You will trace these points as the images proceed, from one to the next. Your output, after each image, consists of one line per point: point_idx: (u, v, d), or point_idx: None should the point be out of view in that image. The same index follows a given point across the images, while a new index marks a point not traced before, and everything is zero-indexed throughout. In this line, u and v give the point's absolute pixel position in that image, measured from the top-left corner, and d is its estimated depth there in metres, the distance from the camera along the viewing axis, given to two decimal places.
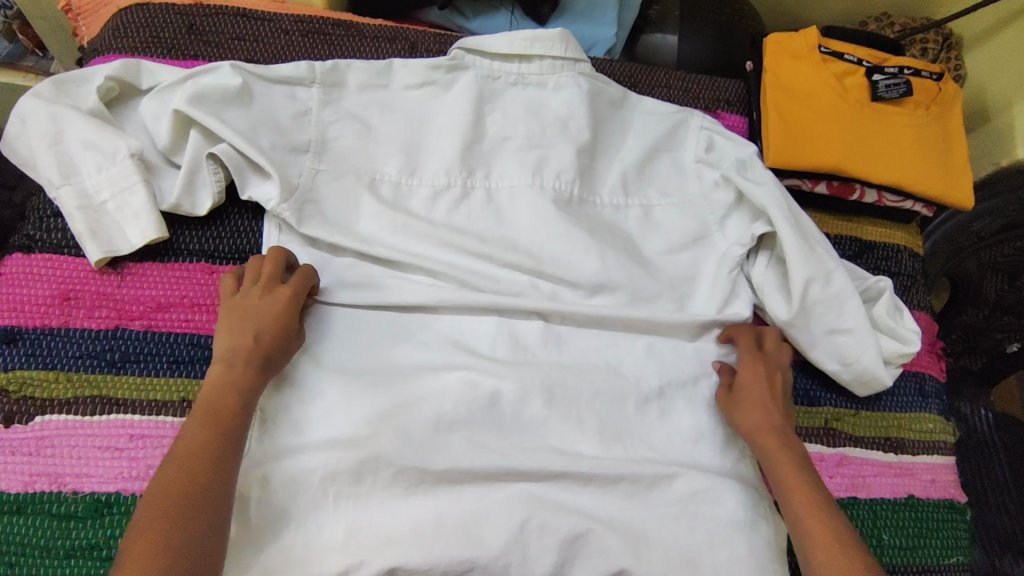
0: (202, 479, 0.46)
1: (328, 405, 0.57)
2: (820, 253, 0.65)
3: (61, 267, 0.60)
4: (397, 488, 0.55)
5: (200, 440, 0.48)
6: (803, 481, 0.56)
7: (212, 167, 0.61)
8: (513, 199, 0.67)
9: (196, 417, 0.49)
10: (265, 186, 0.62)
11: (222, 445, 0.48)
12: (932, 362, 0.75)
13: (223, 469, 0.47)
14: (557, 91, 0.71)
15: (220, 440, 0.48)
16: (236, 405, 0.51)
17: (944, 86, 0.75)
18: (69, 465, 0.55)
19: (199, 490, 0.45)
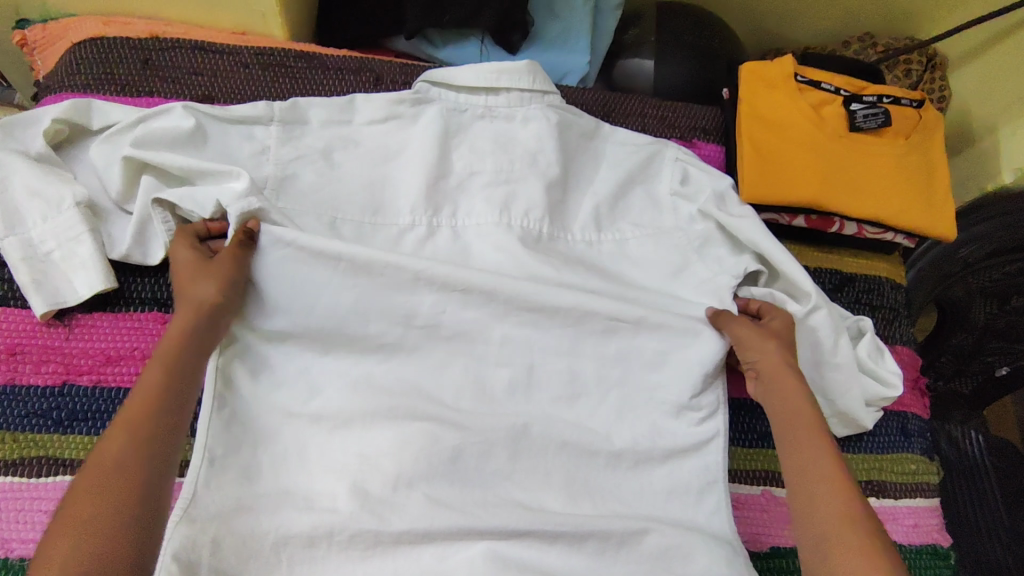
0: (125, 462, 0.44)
1: (286, 459, 0.56)
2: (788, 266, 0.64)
3: (7, 320, 0.57)
4: (354, 552, 0.52)
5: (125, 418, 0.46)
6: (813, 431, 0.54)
7: (155, 205, 0.58)
8: (480, 238, 0.65)
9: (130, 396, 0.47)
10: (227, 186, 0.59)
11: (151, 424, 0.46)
12: (915, 399, 0.72)
13: (153, 449, 0.45)
14: (525, 124, 0.69)
15: (144, 418, 0.46)
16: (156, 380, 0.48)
17: (924, 114, 0.73)
18: (14, 531, 0.53)
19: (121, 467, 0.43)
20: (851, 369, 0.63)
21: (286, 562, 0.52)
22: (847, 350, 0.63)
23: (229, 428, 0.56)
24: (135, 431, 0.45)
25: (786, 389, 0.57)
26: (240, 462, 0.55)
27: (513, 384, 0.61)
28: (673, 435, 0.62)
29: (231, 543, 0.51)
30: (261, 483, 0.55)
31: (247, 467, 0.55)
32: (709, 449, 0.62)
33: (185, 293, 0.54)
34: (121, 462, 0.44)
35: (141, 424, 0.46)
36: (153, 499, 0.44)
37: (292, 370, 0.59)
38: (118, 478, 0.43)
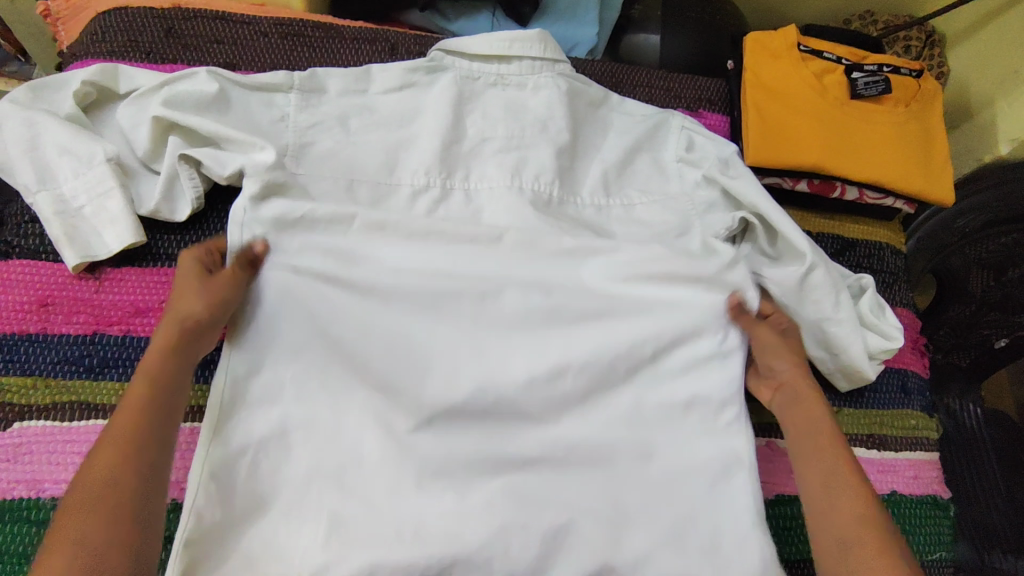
0: (109, 490, 0.45)
1: (300, 409, 0.56)
2: (785, 227, 0.65)
3: (38, 272, 0.59)
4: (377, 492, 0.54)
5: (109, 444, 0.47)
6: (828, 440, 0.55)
7: (182, 159, 0.61)
8: (493, 199, 0.67)
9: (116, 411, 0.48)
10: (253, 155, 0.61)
11: (133, 450, 0.47)
12: (915, 359, 0.74)
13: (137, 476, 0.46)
14: (537, 92, 0.71)
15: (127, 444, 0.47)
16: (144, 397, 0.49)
17: (923, 84, 0.75)
18: (47, 471, 0.55)
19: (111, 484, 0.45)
20: (856, 324, 0.65)
21: (310, 502, 0.53)
22: (849, 308, 0.65)
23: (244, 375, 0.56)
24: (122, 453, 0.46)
25: (807, 411, 0.57)
26: (258, 408, 0.56)
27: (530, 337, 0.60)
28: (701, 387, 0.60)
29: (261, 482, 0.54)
30: (281, 432, 0.55)
31: (263, 415, 0.56)
32: None
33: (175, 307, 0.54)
34: (108, 484, 0.45)
35: (127, 447, 0.47)
36: (143, 517, 0.45)
37: (298, 325, 0.57)
38: (107, 505, 0.44)
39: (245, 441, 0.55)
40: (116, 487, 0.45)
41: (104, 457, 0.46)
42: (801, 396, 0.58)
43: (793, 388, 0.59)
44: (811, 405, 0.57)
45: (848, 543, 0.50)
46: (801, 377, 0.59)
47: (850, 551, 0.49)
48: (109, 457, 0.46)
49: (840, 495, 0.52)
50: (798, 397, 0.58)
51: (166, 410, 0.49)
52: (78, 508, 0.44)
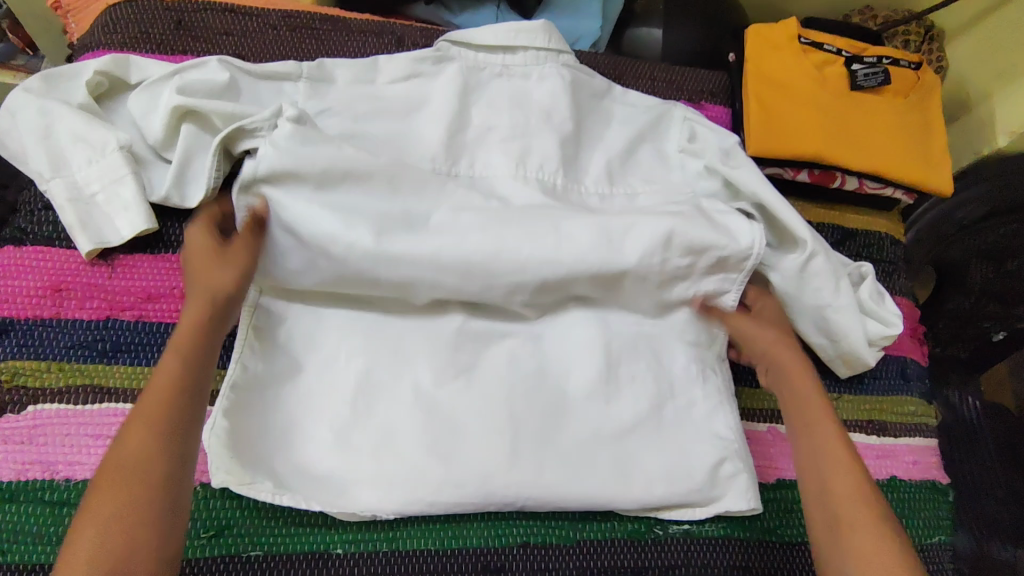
0: (157, 448, 0.45)
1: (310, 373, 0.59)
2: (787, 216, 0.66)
3: (53, 259, 0.60)
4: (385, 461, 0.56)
5: (153, 407, 0.46)
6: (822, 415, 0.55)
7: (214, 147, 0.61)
8: (497, 187, 0.67)
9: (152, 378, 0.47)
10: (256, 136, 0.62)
11: (176, 408, 0.46)
12: (914, 347, 0.75)
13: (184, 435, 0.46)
14: (541, 82, 0.72)
15: (172, 404, 0.46)
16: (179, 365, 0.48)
17: (922, 75, 0.76)
18: (62, 453, 0.55)
19: (151, 457, 0.44)
20: (857, 310, 0.66)
21: (325, 466, 0.56)
22: (848, 294, 0.66)
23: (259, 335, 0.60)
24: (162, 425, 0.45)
25: (792, 373, 0.57)
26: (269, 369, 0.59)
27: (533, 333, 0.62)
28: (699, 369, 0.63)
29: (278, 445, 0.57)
30: (297, 407, 0.58)
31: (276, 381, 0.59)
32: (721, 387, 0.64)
33: (200, 277, 0.54)
34: (146, 459, 0.44)
35: (170, 417, 0.46)
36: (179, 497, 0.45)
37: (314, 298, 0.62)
38: (153, 466, 0.44)
39: (255, 398, 0.58)
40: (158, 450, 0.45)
41: (146, 420, 0.45)
42: (783, 359, 0.58)
43: (776, 351, 0.59)
44: (793, 366, 0.58)
45: (839, 497, 0.50)
46: (782, 341, 0.60)
47: (842, 502, 0.50)
48: (144, 422, 0.45)
49: (828, 454, 0.52)
50: (781, 359, 0.59)
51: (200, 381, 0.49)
52: (119, 473, 0.43)
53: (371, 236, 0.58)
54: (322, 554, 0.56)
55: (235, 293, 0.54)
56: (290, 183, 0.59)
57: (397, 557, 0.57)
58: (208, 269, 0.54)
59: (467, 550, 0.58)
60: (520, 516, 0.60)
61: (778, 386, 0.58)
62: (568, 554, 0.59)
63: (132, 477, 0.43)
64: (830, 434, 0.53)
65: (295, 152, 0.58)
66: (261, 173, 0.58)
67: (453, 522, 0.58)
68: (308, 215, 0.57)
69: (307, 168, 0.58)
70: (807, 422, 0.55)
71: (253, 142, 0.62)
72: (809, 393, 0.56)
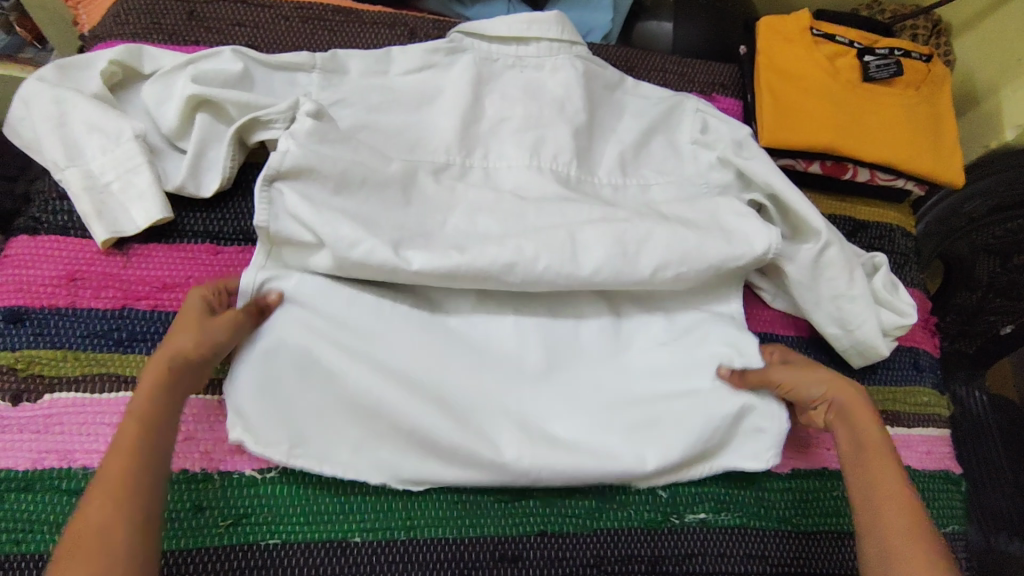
0: (117, 508, 0.44)
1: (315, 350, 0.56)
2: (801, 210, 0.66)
3: (68, 248, 0.60)
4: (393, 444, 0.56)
5: (118, 467, 0.46)
6: (881, 454, 0.54)
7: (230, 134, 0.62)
8: (511, 178, 0.67)
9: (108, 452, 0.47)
10: (272, 130, 0.62)
11: (134, 467, 0.46)
12: (926, 338, 0.76)
13: (147, 493, 0.45)
14: (554, 73, 0.72)
15: (135, 463, 0.46)
16: (137, 436, 0.47)
17: (933, 67, 0.77)
18: (78, 442, 0.55)
19: (114, 518, 0.43)
20: (871, 299, 0.66)
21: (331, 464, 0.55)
22: (863, 284, 0.66)
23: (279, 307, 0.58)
24: (124, 490, 0.45)
25: (862, 425, 0.56)
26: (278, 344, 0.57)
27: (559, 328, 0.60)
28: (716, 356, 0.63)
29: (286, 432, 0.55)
30: (313, 388, 0.57)
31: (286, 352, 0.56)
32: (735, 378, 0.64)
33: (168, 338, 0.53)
34: (112, 521, 0.43)
35: (130, 482, 0.45)
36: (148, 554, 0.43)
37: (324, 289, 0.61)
38: (115, 527, 0.43)
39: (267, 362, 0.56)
40: (123, 508, 0.44)
41: (109, 481, 0.45)
42: (850, 406, 0.58)
43: (845, 402, 0.58)
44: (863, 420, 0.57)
45: (891, 537, 0.49)
46: (853, 393, 0.58)
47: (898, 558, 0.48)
48: (105, 483, 0.45)
49: (888, 509, 0.51)
50: (848, 409, 0.58)
51: (159, 446, 0.48)
52: (81, 539, 0.42)
53: (389, 247, 0.57)
54: (341, 542, 0.56)
55: (210, 356, 0.53)
56: (307, 183, 0.58)
57: (415, 546, 0.57)
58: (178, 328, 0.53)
59: (485, 538, 0.58)
60: (536, 505, 0.60)
61: (840, 427, 0.58)
62: (585, 542, 0.59)
63: (87, 542, 0.42)
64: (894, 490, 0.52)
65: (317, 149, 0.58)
66: (283, 167, 0.57)
67: (471, 511, 0.58)
68: (329, 217, 0.57)
69: (327, 169, 0.58)
70: (866, 460, 0.54)
71: (268, 133, 0.62)
72: (874, 446, 0.55)
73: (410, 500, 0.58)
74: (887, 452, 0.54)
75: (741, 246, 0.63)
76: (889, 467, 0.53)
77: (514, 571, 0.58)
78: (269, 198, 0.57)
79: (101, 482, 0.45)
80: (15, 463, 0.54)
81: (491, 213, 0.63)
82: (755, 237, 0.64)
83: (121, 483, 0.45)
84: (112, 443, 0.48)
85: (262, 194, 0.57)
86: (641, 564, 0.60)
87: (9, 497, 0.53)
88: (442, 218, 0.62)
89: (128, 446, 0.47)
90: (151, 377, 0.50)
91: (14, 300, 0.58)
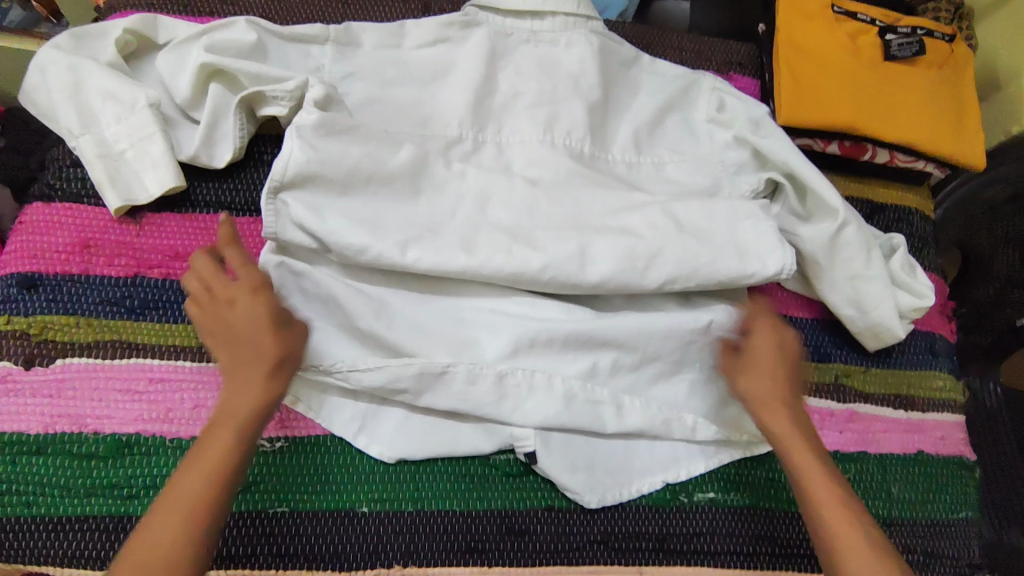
0: (180, 554, 0.43)
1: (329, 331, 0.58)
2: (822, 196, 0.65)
3: (82, 216, 0.61)
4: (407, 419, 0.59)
5: (187, 504, 0.44)
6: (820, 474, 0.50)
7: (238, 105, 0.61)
8: (523, 153, 0.67)
9: (190, 462, 0.46)
10: (277, 104, 0.62)
11: (198, 512, 0.44)
12: (942, 323, 0.74)
13: (208, 547, 0.44)
14: (569, 48, 0.71)
15: (208, 506, 0.44)
16: (220, 460, 0.46)
17: (956, 48, 0.75)
18: (90, 407, 0.55)
19: (173, 556, 0.42)
20: (888, 280, 0.65)
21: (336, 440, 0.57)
22: (881, 265, 0.65)
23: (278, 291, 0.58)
24: (193, 522, 0.44)
25: (783, 425, 0.52)
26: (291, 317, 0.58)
27: (569, 306, 0.61)
28: (726, 332, 0.62)
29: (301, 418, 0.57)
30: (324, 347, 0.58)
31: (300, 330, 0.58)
32: None
33: (261, 346, 0.49)
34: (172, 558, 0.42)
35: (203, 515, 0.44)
36: None
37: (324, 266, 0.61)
38: (180, 544, 0.43)
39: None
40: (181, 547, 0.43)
41: (174, 521, 0.43)
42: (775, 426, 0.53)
43: (762, 404, 0.53)
44: (781, 423, 0.52)
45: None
46: (773, 393, 0.53)
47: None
48: (172, 516, 0.43)
49: (831, 508, 0.49)
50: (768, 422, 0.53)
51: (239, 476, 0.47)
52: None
53: (396, 247, 0.57)
54: (349, 512, 0.56)
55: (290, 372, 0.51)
56: (313, 190, 0.57)
57: (422, 517, 0.57)
58: (274, 338, 0.50)
59: (492, 511, 0.58)
60: (544, 480, 0.59)
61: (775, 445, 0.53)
62: (591, 518, 0.59)
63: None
64: (827, 489, 0.49)
65: (319, 150, 0.57)
66: (286, 178, 0.56)
67: (479, 484, 0.59)
68: (335, 225, 0.56)
69: (332, 171, 0.57)
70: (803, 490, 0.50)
71: (273, 109, 0.62)
72: (801, 447, 0.51)
73: (417, 472, 0.58)
74: (812, 451, 0.51)
75: (753, 264, 0.61)
76: (815, 468, 0.50)
77: (521, 545, 0.58)
78: (277, 210, 0.57)
79: (170, 501, 0.44)
80: (27, 426, 0.54)
81: (501, 203, 0.61)
82: (768, 257, 0.61)
83: (198, 507, 0.44)
84: (204, 436, 0.47)
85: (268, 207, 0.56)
86: (648, 540, 0.59)
87: (22, 460, 0.54)
88: (452, 208, 0.60)
89: (212, 467, 0.45)
90: (241, 408, 0.48)
91: (28, 266, 0.59)
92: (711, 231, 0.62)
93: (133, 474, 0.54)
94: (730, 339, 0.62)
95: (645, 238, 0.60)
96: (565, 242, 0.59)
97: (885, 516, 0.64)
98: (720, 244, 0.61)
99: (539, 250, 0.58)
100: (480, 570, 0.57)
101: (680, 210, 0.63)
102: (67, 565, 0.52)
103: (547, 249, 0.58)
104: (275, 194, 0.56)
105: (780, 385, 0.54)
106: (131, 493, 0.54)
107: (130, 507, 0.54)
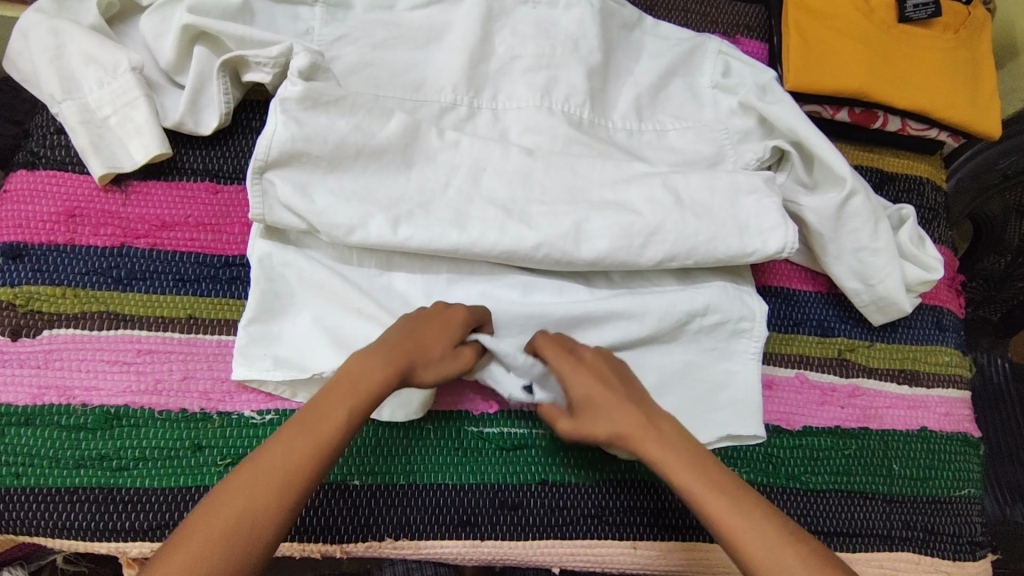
0: (272, 507, 0.42)
1: (326, 307, 0.57)
2: (833, 165, 0.62)
3: (66, 184, 0.59)
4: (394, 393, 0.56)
5: (293, 460, 0.43)
6: (704, 481, 0.47)
7: (220, 69, 0.59)
8: (521, 120, 0.65)
9: (311, 412, 0.45)
10: (263, 69, 0.60)
11: (301, 475, 0.43)
12: (952, 297, 0.72)
13: (296, 512, 0.43)
14: (568, 10, 0.68)
15: (312, 468, 0.44)
16: (341, 424, 0.45)
17: (973, 10, 0.71)
18: (78, 378, 0.55)
19: (267, 501, 0.42)
20: (895, 252, 0.64)
21: None
22: (888, 237, 0.63)
23: (266, 269, 0.57)
24: (294, 476, 0.43)
25: (657, 451, 0.49)
26: (285, 302, 0.57)
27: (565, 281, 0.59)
28: (723, 311, 0.61)
29: (291, 390, 0.56)
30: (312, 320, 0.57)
31: (299, 318, 0.57)
32: (748, 336, 0.62)
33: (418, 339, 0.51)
34: (270, 505, 0.42)
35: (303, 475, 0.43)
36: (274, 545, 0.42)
37: (308, 240, 0.59)
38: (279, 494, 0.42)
39: (270, 329, 0.56)
40: (276, 496, 0.42)
41: (281, 471, 0.43)
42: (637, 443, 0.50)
43: (630, 433, 0.50)
44: (655, 449, 0.49)
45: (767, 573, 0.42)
46: (634, 419, 0.50)
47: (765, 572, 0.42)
48: (279, 470, 0.43)
49: (730, 522, 0.44)
50: (633, 443, 0.50)
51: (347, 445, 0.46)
52: (222, 513, 0.41)
53: (387, 224, 0.55)
54: (340, 485, 0.55)
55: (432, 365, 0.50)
56: (299, 168, 0.55)
57: (414, 490, 0.56)
58: (427, 348, 0.51)
59: (484, 485, 0.57)
60: (538, 455, 0.59)
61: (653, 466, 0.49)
62: (587, 493, 0.58)
63: (222, 524, 0.40)
64: (725, 505, 0.45)
65: (304, 125, 0.55)
66: (271, 156, 0.54)
67: (472, 458, 0.58)
68: (324, 204, 0.55)
69: (319, 146, 0.55)
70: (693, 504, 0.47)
71: (258, 74, 0.60)
72: (685, 470, 0.47)
73: (409, 445, 0.57)
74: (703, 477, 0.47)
75: (753, 242, 0.59)
76: (710, 493, 0.46)
77: (513, 518, 0.57)
78: (264, 188, 0.55)
79: (280, 446, 0.44)
80: (15, 398, 0.54)
81: (496, 174, 0.59)
82: (770, 235, 0.59)
83: (302, 461, 0.43)
84: (335, 390, 0.47)
85: (254, 187, 0.54)
86: (643, 515, 0.59)
87: (10, 431, 0.53)
88: (444, 180, 0.58)
89: (329, 424, 0.45)
90: (368, 389, 0.47)
91: (13, 236, 0.57)
92: (713, 206, 0.60)
93: (124, 446, 0.54)
94: (729, 314, 0.61)
95: (642, 214, 0.58)
96: (559, 218, 0.57)
97: (885, 492, 0.63)
98: (719, 221, 0.59)
99: (533, 227, 0.57)
100: (473, 542, 0.57)
101: (680, 187, 0.60)
102: (60, 535, 0.52)
103: (541, 225, 0.57)
104: (259, 169, 0.54)
105: (634, 411, 0.50)
106: (121, 466, 0.54)
107: (119, 479, 0.53)
